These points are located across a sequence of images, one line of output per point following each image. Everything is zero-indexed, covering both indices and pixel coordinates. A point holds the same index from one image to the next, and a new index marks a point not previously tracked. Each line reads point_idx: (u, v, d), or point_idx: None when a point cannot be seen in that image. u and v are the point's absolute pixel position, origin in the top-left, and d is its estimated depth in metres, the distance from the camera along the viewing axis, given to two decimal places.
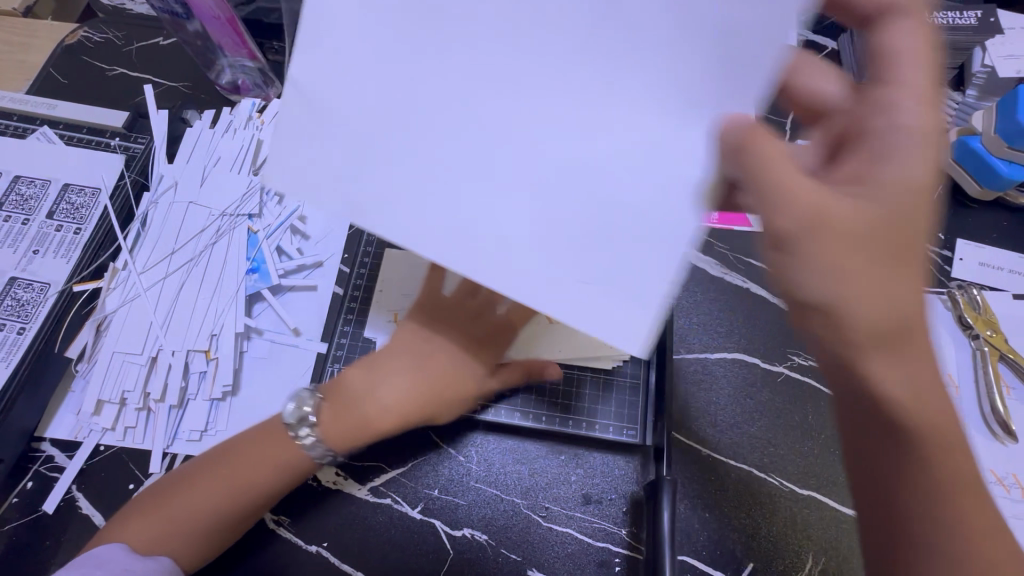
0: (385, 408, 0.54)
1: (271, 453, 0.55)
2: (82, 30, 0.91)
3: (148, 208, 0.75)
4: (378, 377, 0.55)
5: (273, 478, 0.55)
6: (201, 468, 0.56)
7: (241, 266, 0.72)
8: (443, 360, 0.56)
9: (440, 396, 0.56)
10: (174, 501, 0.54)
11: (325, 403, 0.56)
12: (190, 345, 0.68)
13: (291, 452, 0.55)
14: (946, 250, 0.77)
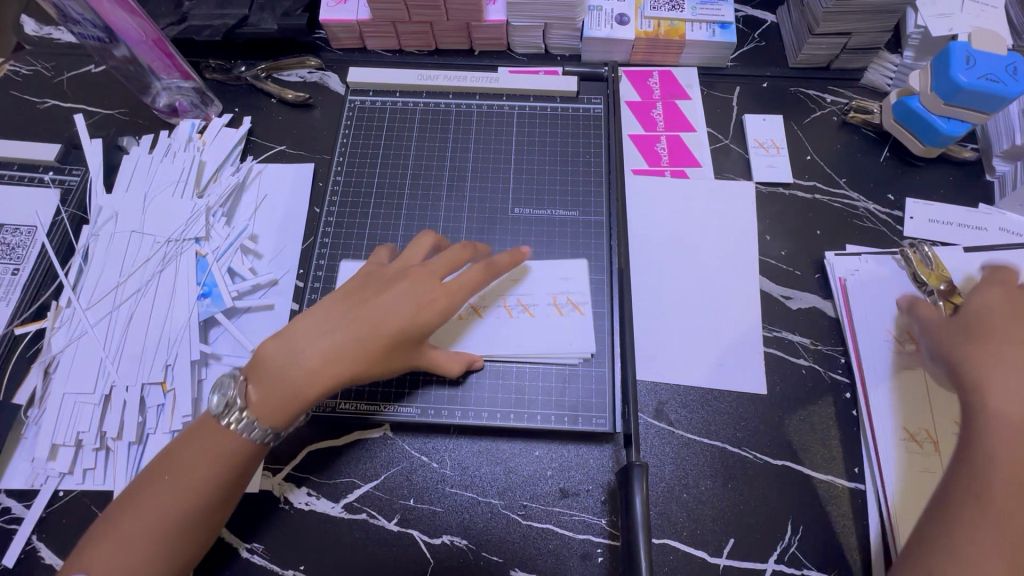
0: (306, 370, 0.54)
1: (211, 445, 0.53)
2: (9, 64, 0.88)
3: (88, 241, 0.72)
4: (295, 342, 0.55)
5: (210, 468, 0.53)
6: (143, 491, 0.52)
7: (191, 292, 0.70)
8: (380, 291, 0.58)
9: (353, 369, 0.55)
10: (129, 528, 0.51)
11: (249, 384, 0.55)
12: (145, 378, 0.66)
13: (234, 443, 0.54)
14: (896, 210, 0.78)
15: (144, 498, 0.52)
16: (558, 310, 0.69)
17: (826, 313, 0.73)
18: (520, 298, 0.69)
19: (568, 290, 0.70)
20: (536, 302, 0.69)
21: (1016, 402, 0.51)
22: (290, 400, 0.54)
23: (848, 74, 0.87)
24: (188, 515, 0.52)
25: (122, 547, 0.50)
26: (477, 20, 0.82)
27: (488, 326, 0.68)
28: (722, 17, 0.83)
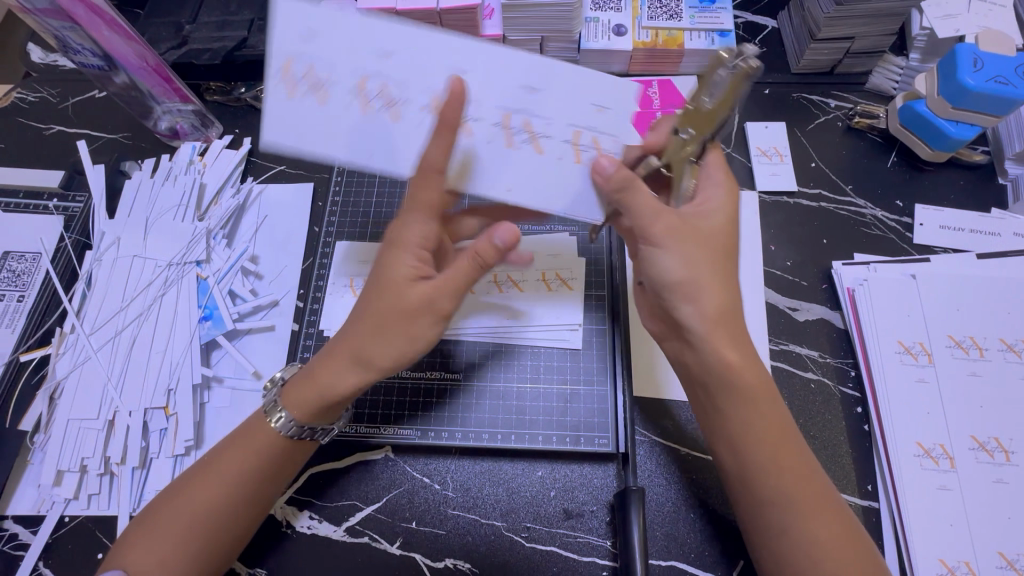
0: (341, 372, 0.53)
1: (253, 441, 0.55)
2: (16, 91, 0.90)
3: (91, 266, 0.73)
4: (330, 350, 0.54)
5: (254, 462, 0.55)
6: (188, 479, 0.54)
7: (192, 315, 0.70)
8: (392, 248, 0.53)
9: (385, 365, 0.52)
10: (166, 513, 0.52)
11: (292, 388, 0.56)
12: (147, 403, 0.66)
13: (270, 434, 0.55)
14: (905, 217, 0.76)
15: (185, 496, 0.53)
16: (434, 116, 0.53)
17: (835, 325, 0.71)
18: (388, 82, 0.53)
19: (463, 77, 0.54)
20: (411, 88, 0.53)
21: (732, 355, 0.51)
22: (331, 401, 0.54)
23: (853, 78, 0.85)
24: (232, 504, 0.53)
25: (161, 545, 0.51)
26: (473, 34, 0.82)
27: (336, 110, 0.53)
28: (721, 25, 0.82)
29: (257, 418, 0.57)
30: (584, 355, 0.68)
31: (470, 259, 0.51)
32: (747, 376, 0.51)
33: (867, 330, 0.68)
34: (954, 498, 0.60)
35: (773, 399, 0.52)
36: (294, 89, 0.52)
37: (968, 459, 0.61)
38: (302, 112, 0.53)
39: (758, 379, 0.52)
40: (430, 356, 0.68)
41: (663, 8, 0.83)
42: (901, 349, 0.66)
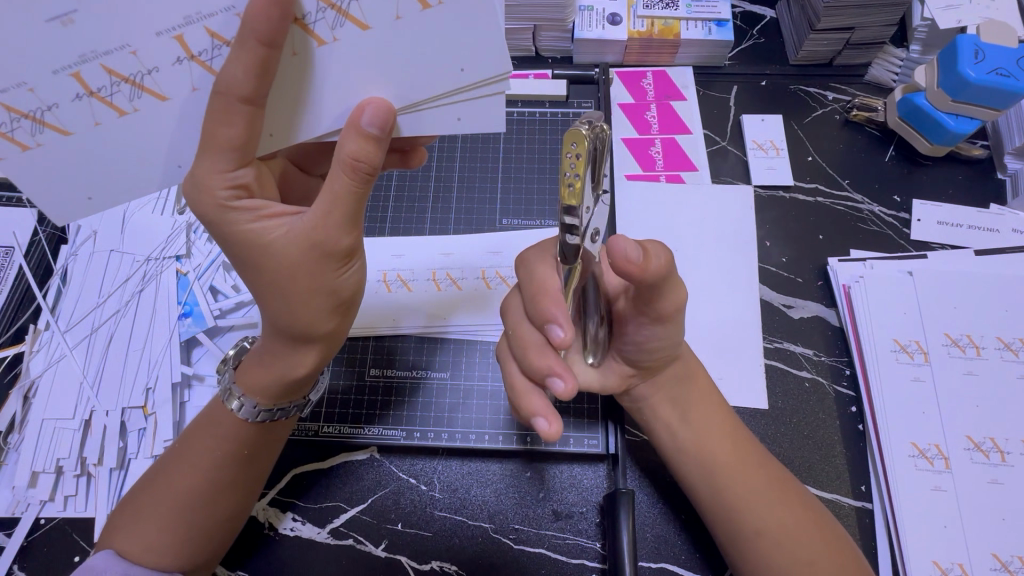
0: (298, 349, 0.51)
1: (211, 430, 0.53)
2: None
3: (67, 261, 0.71)
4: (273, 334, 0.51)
5: (219, 446, 0.52)
6: (165, 465, 0.53)
7: (172, 312, 0.68)
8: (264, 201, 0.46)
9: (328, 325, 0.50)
10: (147, 500, 0.51)
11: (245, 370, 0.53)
12: (125, 402, 0.65)
13: (231, 422, 0.52)
14: (903, 212, 0.75)
15: (164, 482, 0.52)
16: (202, 66, 0.43)
17: (830, 322, 0.69)
18: (106, 61, 0.41)
19: (193, 6, 0.40)
20: (140, 47, 0.41)
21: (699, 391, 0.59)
22: (293, 380, 0.52)
23: (852, 70, 0.83)
24: (217, 490, 0.52)
25: (148, 527, 0.50)
26: None
27: (89, 132, 0.44)
28: (718, 14, 0.80)
29: (216, 406, 0.54)
30: None
31: (346, 170, 0.43)
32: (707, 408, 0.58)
33: (863, 328, 0.67)
34: (949, 499, 0.59)
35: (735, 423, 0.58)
36: (19, 139, 0.43)
37: (963, 459, 0.60)
38: (60, 153, 0.44)
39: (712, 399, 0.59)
40: (416, 355, 0.67)
41: None
42: (897, 347, 0.65)
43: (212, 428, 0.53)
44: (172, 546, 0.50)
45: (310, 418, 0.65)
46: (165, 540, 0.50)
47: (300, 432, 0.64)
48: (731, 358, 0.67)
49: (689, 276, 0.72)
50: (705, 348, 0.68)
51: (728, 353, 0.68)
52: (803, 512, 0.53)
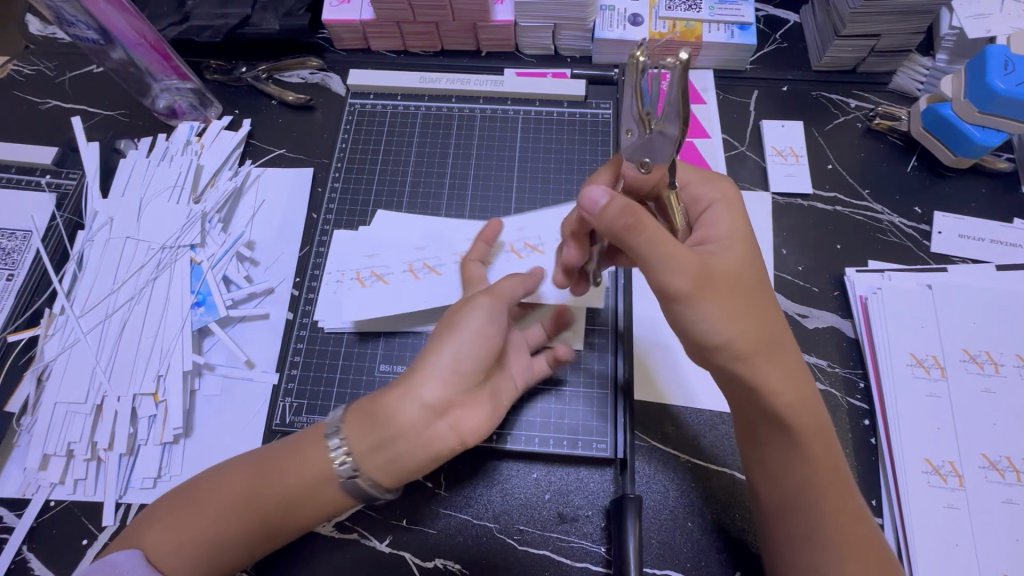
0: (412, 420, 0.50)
1: (298, 466, 0.52)
2: (12, 64, 0.87)
3: (83, 246, 0.71)
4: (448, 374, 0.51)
5: (297, 483, 0.52)
6: (220, 480, 0.53)
7: (185, 300, 0.68)
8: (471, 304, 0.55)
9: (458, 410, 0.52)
10: (194, 509, 0.52)
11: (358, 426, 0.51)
12: (136, 389, 0.65)
13: (325, 460, 0.52)
14: (923, 224, 0.74)
15: (211, 496, 0.52)
16: None
17: (845, 333, 0.68)
18: None
19: None
20: None
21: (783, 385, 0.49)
22: (398, 452, 0.50)
23: (876, 77, 0.82)
24: (247, 518, 0.52)
25: (173, 536, 0.51)
26: (483, 20, 0.80)
27: None
28: (741, 17, 0.79)
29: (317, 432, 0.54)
30: (584, 356, 0.66)
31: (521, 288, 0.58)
32: (802, 411, 0.50)
33: (879, 340, 0.66)
34: (962, 517, 0.58)
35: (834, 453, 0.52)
36: None
37: (978, 478, 0.59)
38: None
39: (795, 376, 0.50)
40: None
41: None
42: (914, 361, 0.64)
43: (284, 459, 0.53)
44: (185, 568, 0.50)
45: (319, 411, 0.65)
46: (194, 555, 0.51)
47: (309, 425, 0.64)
48: None
49: None
50: None
51: None
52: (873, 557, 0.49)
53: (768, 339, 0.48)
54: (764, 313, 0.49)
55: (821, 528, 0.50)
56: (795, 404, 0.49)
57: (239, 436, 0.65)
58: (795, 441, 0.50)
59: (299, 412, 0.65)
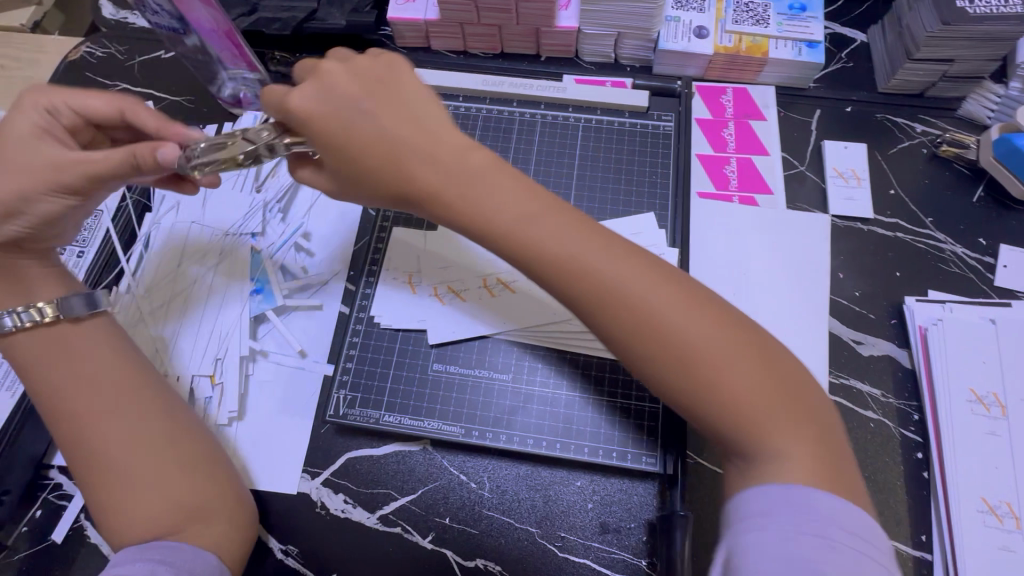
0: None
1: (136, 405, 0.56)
2: (85, 46, 0.90)
3: (151, 228, 0.74)
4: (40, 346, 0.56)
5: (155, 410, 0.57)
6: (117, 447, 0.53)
7: (244, 287, 0.71)
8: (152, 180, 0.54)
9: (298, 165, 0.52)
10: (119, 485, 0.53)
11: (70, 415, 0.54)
12: (195, 370, 0.67)
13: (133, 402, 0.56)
14: (988, 257, 0.72)
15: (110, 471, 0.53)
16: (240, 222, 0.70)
17: (901, 363, 0.67)
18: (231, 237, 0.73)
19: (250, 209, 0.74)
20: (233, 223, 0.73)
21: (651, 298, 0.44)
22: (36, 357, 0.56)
23: (944, 103, 0.80)
24: (171, 454, 0.55)
25: (140, 506, 0.52)
26: (547, 25, 0.80)
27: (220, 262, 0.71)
28: (809, 35, 0.78)
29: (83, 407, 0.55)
30: None
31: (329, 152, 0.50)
32: (674, 308, 0.43)
33: (937, 374, 0.64)
34: (1016, 561, 0.57)
35: (731, 325, 0.43)
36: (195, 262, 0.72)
37: None
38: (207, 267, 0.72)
39: (638, 263, 0.45)
40: (477, 354, 0.67)
41: (750, 14, 0.80)
42: (973, 398, 0.63)
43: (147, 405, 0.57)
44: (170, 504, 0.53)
45: (370, 405, 0.66)
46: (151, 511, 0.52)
47: (360, 419, 0.65)
48: None
49: (756, 300, 0.70)
50: None
51: None
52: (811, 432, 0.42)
53: (527, 239, 0.45)
54: (429, 150, 0.48)
55: (731, 382, 0.42)
56: (622, 259, 0.45)
57: (290, 422, 0.67)
58: (650, 297, 0.44)
59: (352, 405, 0.66)
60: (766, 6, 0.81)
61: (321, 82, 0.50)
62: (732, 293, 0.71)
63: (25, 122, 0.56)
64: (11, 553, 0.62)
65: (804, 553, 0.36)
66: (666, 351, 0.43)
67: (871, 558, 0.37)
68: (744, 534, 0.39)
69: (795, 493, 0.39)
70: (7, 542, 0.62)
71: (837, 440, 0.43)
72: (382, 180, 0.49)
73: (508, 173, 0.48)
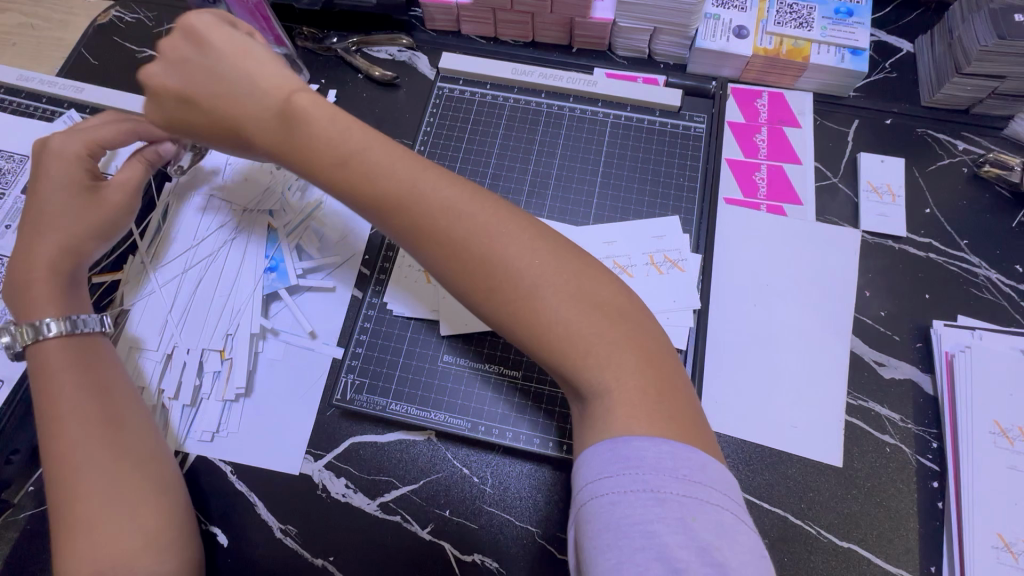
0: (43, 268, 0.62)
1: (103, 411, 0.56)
2: (114, 10, 0.90)
3: (169, 199, 0.74)
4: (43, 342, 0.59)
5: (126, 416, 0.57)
6: (85, 453, 0.53)
7: (259, 264, 0.70)
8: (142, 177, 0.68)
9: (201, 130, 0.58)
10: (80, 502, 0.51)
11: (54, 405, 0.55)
12: (205, 344, 0.67)
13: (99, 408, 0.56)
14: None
15: (83, 495, 0.52)
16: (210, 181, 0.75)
17: (923, 389, 0.65)
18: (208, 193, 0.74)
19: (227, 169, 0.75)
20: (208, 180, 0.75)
21: (520, 249, 0.46)
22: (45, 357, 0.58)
23: (990, 121, 0.77)
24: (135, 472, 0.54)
25: (102, 531, 0.51)
26: (582, 16, 0.77)
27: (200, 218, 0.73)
28: (854, 42, 0.76)
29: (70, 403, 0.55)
30: None
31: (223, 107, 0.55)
32: (530, 253, 0.46)
33: (961, 402, 0.62)
34: None
35: (584, 273, 0.46)
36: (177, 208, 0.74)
37: None
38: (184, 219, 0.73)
39: (491, 206, 0.48)
40: (489, 348, 0.67)
41: (793, 16, 0.77)
42: (996, 430, 0.61)
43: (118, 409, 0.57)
44: (134, 529, 0.52)
45: (378, 392, 0.66)
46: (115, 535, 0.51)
47: (366, 405, 0.65)
48: (810, 407, 0.64)
49: (775, 313, 0.68)
50: (781, 389, 0.65)
51: (806, 399, 0.65)
52: (649, 377, 0.43)
53: (343, 168, 0.51)
54: (250, 105, 0.54)
55: (559, 316, 0.44)
56: (463, 201, 0.48)
57: (296, 401, 0.66)
58: (494, 233, 0.47)
59: (359, 391, 0.66)
60: (810, 8, 0.78)
61: (164, 57, 0.57)
62: (751, 304, 0.69)
63: (73, 152, 0.65)
64: (16, 511, 0.62)
65: (642, 517, 0.37)
66: (496, 287, 0.46)
67: (709, 502, 0.38)
68: (586, 502, 0.39)
69: (615, 440, 0.40)
70: (12, 500, 0.63)
71: (681, 387, 0.44)
72: (235, 144, 0.58)
73: (332, 109, 0.53)
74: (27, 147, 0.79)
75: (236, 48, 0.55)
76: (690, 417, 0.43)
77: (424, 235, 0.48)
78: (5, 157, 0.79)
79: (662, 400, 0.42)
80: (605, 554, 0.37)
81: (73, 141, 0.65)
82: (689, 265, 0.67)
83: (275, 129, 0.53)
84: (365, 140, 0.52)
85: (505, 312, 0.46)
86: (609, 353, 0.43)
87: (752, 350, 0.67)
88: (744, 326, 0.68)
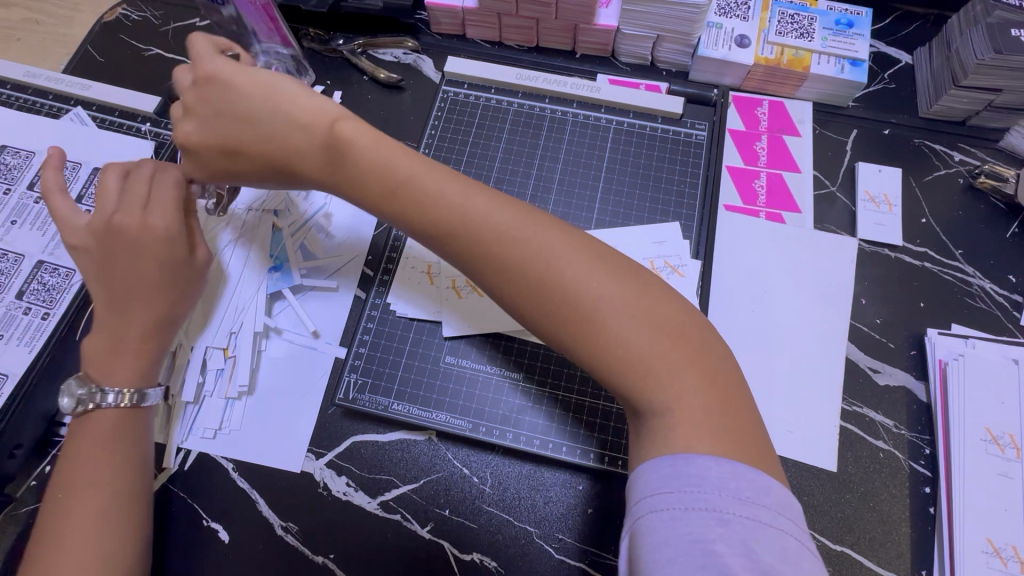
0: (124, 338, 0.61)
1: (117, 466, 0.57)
2: (121, 8, 0.90)
3: None
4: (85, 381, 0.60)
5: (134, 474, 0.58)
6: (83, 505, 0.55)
7: (263, 263, 0.71)
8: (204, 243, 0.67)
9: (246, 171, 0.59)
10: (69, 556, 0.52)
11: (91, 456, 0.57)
12: (209, 341, 0.68)
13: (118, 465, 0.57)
14: (1016, 294, 0.70)
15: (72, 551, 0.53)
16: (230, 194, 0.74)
17: (917, 396, 0.66)
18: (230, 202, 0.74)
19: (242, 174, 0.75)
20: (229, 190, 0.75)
21: (580, 267, 0.47)
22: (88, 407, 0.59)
23: (986, 133, 0.78)
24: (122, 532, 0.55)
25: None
26: (586, 22, 0.78)
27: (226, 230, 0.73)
28: (854, 53, 0.77)
29: (97, 458, 0.57)
30: None
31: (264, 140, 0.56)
32: (593, 270, 0.47)
33: (954, 409, 0.63)
34: None
35: (645, 291, 0.47)
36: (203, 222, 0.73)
37: None
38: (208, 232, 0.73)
39: (536, 222, 0.49)
40: (491, 348, 0.68)
41: (794, 26, 0.78)
42: (988, 438, 0.62)
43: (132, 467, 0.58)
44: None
45: (380, 392, 0.66)
46: None
47: (368, 404, 0.66)
48: (805, 412, 0.65)
49: (772, 319, 0.69)
50: (777, 394, 0.66)
51: (800, 405, 0.66)
52: (711, 395, 0.43)
53: (395, 201, 0.52)
54: (294, 142, 0.55)
55: (624, 336, 0.45)
56: (514, 224, 0.49)
57: (298, 399, 0.67)
58: (551, 250, 0.47)
59: (361, 390, 0.66)
60: (811, 19, 0.79)
61: (191, 110, 0.58)
62: (749, 310, 0.70)
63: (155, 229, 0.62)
64: (19, 505, 0.63)
65: (705, 536, 0.37)
66: (558, 306, 0.46)
67: (767, 524, 0.38)
68: (644, 516, 0.40)
69: (673, 457, 0.41)
70: (15, 493, 0.64)
71: (742, 401, 0.45)
72: (288, 183, 0.60)
73: (370, 134, 0.54)
74: (33, 144, 0.79)
75: (257, 86, 0.56)
76: (752, 429, 0.43)
77: (479, 265, 0.50)
78: (10, 152, 0.79)
79: (725, 416, 0.43)
80: (663, 567, 0.37)
81: (163, 211, 0.63)
82: (689, 271, 0.68)
83: (332, 162, 0.55)
84: (409, 163, 0.53)
85: (566, 332, 0.47)
86: (669, 372, 0.44)
87: (749, 355, 0.68)
88: (741, 332, 0.69)
